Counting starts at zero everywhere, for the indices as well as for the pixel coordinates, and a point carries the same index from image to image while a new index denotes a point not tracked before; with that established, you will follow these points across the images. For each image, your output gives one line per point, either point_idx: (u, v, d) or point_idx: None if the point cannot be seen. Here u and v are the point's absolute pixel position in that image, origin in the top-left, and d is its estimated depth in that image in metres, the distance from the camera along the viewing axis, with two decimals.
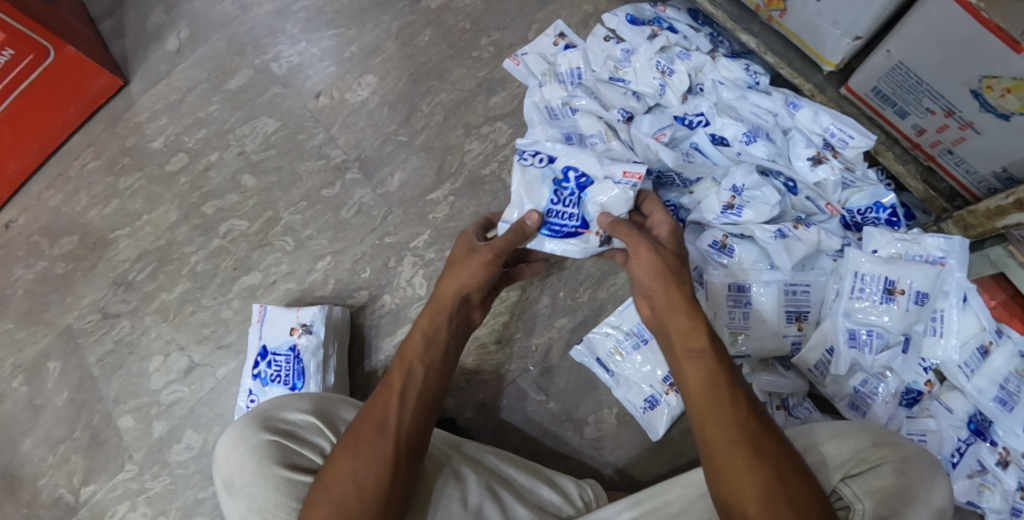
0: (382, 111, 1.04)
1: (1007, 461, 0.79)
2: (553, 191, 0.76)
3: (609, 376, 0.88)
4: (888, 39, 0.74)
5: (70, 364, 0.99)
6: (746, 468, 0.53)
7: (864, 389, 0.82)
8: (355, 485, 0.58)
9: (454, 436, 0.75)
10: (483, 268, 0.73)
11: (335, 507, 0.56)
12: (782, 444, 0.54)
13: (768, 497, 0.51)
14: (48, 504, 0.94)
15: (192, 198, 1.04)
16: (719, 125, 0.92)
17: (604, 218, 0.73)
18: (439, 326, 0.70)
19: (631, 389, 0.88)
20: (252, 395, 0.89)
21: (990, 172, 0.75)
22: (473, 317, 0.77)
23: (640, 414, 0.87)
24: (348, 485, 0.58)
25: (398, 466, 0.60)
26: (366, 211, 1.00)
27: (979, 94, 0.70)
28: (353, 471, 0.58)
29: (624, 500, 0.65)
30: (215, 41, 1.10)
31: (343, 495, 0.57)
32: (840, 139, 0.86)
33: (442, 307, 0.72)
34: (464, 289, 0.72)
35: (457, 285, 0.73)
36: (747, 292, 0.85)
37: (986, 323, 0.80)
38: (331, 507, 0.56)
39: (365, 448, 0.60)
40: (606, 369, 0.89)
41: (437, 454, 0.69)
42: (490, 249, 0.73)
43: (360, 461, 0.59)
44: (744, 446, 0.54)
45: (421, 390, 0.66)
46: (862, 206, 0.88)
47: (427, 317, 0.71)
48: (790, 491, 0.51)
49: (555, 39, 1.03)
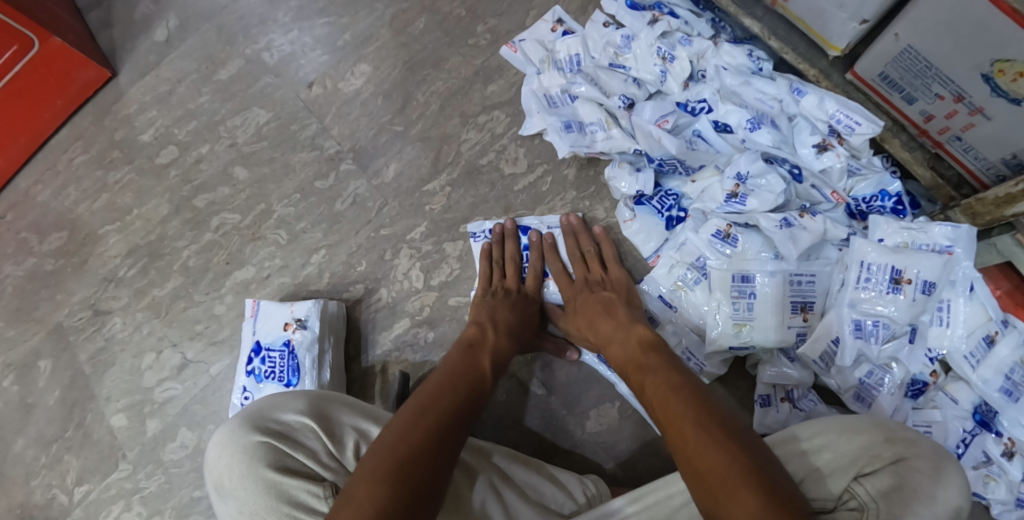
0: (376, 101, 1.01)
1: (1012, 452, 0.77)
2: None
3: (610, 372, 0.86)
4: (896, 22, 0.72)
5: (61, 362, 0.97)
6: (700, 443, 0.53)
7: (869, 380, 0.81)
8: (404, 443, 0.57)
9: (481, 444, 0.72)
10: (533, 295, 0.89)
11: (379, 466, 0.54)
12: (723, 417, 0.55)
13: (718, 472, 0.50)
14: (42, 505, 0.92)
15: (183, 192, 1.01)
16: (721, 112, 0.90)
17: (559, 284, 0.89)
18: (501, 327, 0.80)
19: None
20: (246, 392, 0.87)
21: (999, 158, 0.73)
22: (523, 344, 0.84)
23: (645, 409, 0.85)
24: (393, 443, 0.57)
25: (439, 435, 0.59)
26: (361, 203, 0.98)
27: (990, 78, 0.68)
28: (402, 435, 0.58)
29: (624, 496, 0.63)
30: (205, 30, 1.07)
31: (393, 450, 0.56)
32: (846, 126, 0.83)
33: (509, 310, 0.83)
34: (511, 314, 0.83)
35: (501, 307, 0.83)
36: (751, 282, 0.82)
37: (993, 313, 0.78)
38: (386, 460, 0.54)
39: (426, 418, 0.61)
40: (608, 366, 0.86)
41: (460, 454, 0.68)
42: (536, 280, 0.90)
43: (398, 428, 0.59)
44: (685, 434, 0.55)
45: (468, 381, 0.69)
46: (866, 195, 0.86)
47: (499, 320, 0.81)
48: (735, 461, 0.50)
49: (553, 25, 1.00)
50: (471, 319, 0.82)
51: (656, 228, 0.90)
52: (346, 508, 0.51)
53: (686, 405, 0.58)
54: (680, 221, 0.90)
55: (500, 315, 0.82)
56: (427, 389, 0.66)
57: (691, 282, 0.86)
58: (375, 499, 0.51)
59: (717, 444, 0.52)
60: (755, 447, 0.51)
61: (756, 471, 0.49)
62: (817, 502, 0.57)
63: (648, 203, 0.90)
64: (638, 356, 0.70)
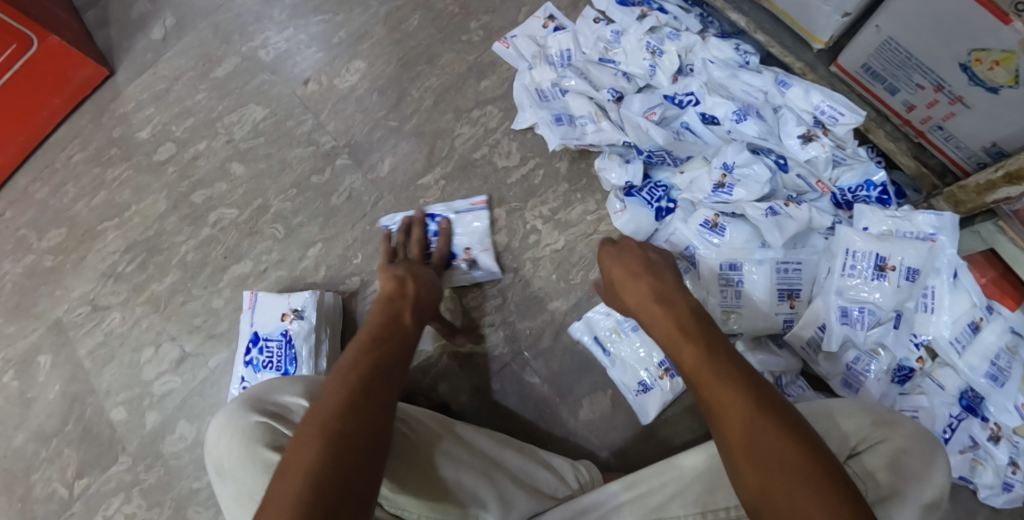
0: (371, 97, 1.03)
1: (999, 436, 0.80)
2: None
3: (605, 357, 0.89)
4: (877, 14, 0.73)
5: (61, 357, 0.99)
6: (757, 422, 0.49)
7: (856, 367, 0.83)
8: (335, 406, 0.52)
9: (445, 418, 0.73)
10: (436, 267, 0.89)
11: (313, 427, 0.50)
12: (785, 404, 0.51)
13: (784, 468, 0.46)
14: (43, 499, 0.93)
15: (181, 188, 1.03)
16: (709, 105, 0.92)
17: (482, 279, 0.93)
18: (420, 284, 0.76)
19: (626, 371, 0.88)
20: (244, 382, 0.88)
21: (980, 147, 0.75)
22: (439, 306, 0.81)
23: (634, 397, 0.87)
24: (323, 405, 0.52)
25: (373, 388, 0.54)
26: (357, 197, 0.99)
27: (968, 67, 0.69)
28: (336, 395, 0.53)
29: (618, 483, 0.65)
30: (201, 29, 1.09)
31: (321, 415, 0.51)
32: (830, 116, 0.85)
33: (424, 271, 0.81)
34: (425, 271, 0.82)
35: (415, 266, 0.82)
36: (739, 270, 0.84)
37: (977, 300, 0.80)
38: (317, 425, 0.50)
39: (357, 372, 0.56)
40: (603, 350, 0.89)
41: (451, 439, 0.69)
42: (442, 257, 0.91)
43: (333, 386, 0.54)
44: (741, 413, 0.50)
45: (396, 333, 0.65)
46: (853, 185, 0.88)
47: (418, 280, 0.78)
48: (799, 454, 0.46)
49: (545, 21, 1.02)
50: (389, 274, 0.78)
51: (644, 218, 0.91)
52: (280, 483, 0.47)
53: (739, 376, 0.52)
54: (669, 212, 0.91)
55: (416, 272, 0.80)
56: (354, 343, 0.61)
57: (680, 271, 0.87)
58: (309, 472, 0.47)
59: (780, 430, 0.48)
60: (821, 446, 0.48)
61: (824, 470, 0.45)
62: None
63: (637, 194, 0.91)
64: (670, 317, 0.62)
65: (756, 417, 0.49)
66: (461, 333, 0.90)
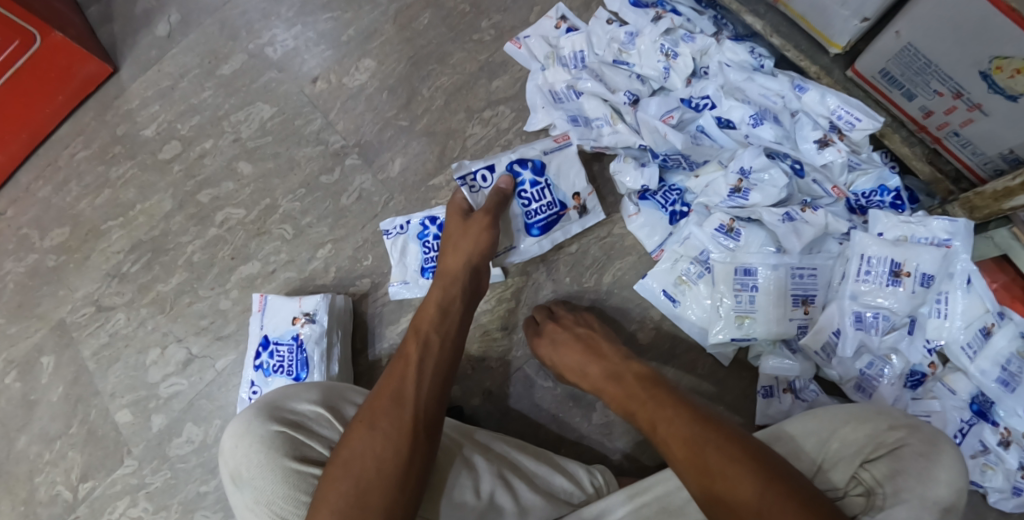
0: (381, 96, 1.02)
1: (1009, 440, 0.79)
2: (422, 244, 0.92)
3: (676, 306, 0.88)
4: (897, 20, 0.73)
5: (64, 358, 0.97)
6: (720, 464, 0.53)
7: (869, 372, 0.83)
8: (371, 461, 0.58)
9: (465, 425, 0.74)
10: (483, 231, 0.79)
11: (355, 475, 0.57)
12: (751, 444, 0.54)
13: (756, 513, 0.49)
14: (47, 502, 0.92)
15: (187, 187, 1.01)
16: (725, 108, 0.91)
17: (505, 180, 0.84)
18: (447, 292, 0.76)
19: (699, 317, 0.88)
20: (254, 386, 0.88)
21: (997, 153, 0.75)
22: (484, 289, 0.81)
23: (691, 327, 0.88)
24: (366, 458, 0.58)
25: (402, 436, 0.60)
26: (367, 198, 0.98)
27: (988, 75, 0.69)
28: (370, 443, 0.59)
29: (620, 493, 0.65)
30: (207, 25, 1.07)
31: (361, 468, 0.58)
32: (847, 122, 0.84)
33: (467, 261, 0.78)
34: (471, 258, 0.78)
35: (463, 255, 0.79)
36: (754, 275, 0.84)
37: (990, 305, 0.80)
38: (349, 480, 0.57)
39: (383, 418, 0.61)
40: (673, 301, 0.89)
41: (449, 444, 0.68)
42: (484, 215, 0.80)
43: (378, 433, 0.60)
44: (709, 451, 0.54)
45: (437, 361, 0.69)
46: (866, 190, 0.88)
47: (446, 286, 0.77)
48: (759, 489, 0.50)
49: (557, 21, 1.01)
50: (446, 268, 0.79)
51: (568, 166, 0.88)
52: None
53: (699, 428, 0.57)
54: (543, 168, 0.86)
55: (456, 267, 0.78)
56: (385, 383, 0.65)
57: (694, 276, 0.88)
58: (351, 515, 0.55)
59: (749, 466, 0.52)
60: (786, 469, 0.52)
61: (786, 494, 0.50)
62: (829, 492, 0.59)
63: (651, 198, 0.91)
64: (638, 391, 0.66)
65: (719, 459, 0.53)
66: (480, 277, 0.80)
